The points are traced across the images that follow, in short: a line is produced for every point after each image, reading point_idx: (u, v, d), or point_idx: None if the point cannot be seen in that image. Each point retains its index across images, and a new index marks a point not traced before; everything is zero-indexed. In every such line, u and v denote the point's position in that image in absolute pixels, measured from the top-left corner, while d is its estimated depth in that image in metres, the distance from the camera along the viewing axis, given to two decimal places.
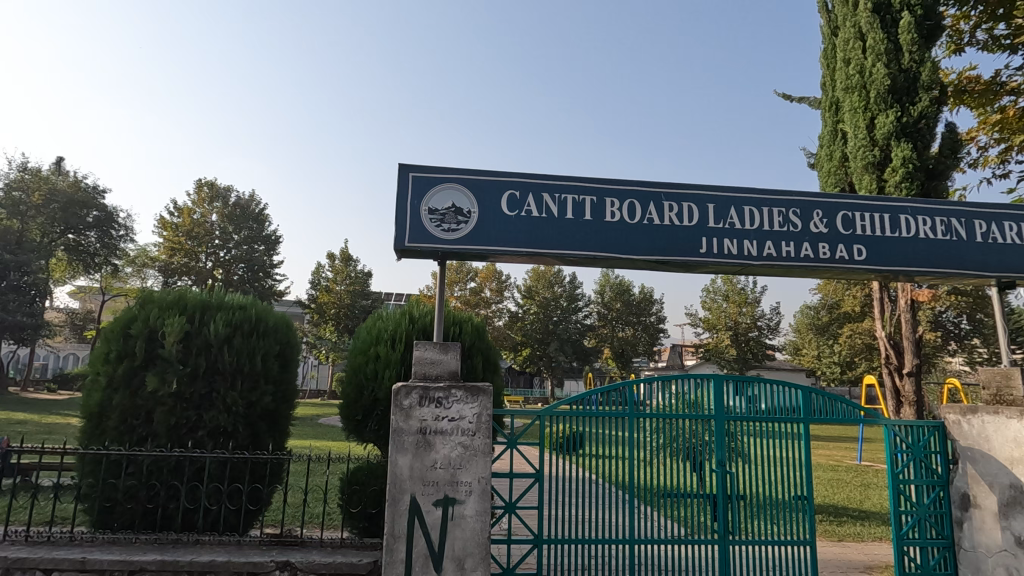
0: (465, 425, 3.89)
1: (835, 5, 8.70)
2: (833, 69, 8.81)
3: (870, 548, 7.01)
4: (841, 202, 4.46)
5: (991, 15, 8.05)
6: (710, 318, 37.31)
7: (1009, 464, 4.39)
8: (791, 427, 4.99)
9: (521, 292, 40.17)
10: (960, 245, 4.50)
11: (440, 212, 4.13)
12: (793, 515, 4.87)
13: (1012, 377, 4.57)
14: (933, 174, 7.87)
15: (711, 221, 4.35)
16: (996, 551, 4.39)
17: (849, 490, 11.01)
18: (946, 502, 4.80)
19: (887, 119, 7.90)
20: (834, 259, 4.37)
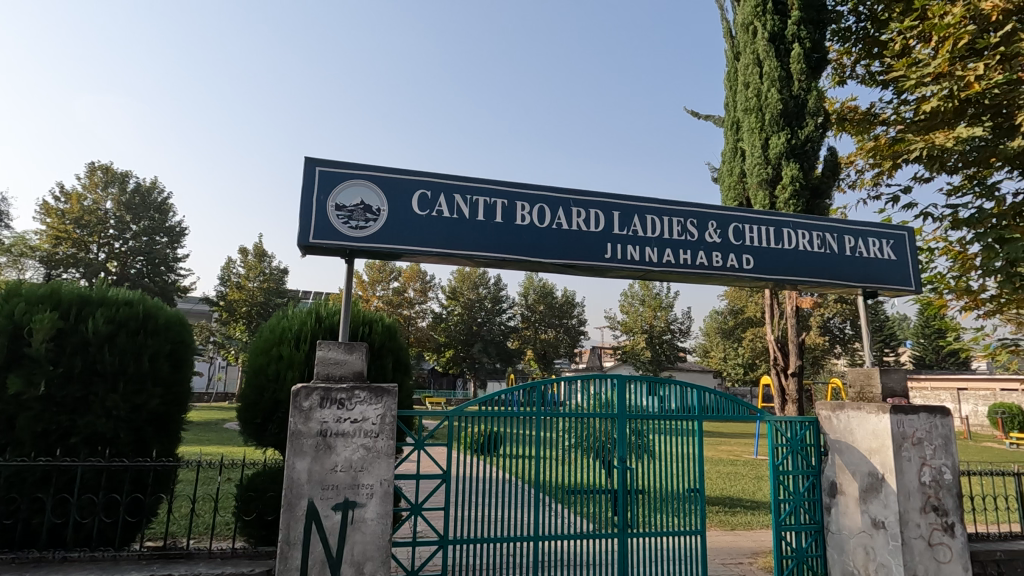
0: (368, 426, 3.81)
1: (738, 32, 9.39)
2: (735, 92, 9.51)
3: (757, 535, 7.61)
4: (732, 214, 4.81)
5: (867, 52, 8.99)
6: (628, 322, 38.80)
7: (868, 454, 4.86)
8: (687, 424, 5.29)
9: (445, 293, 39.97)
10: (832, 258, 5.00)
11: (348, 209, 4.02)
12: (686, 507, 5.17)
13: (872, 376, 5.13)
14: (817, 193, 8.58)
15: (616, 228, 4.54)
16: (856, 533, 4.88)
17: (744, 483, 11.86)
18: (817, 490, 5.31)
19: (779, 140, 8.58)
20: (726, 267, 4.70)
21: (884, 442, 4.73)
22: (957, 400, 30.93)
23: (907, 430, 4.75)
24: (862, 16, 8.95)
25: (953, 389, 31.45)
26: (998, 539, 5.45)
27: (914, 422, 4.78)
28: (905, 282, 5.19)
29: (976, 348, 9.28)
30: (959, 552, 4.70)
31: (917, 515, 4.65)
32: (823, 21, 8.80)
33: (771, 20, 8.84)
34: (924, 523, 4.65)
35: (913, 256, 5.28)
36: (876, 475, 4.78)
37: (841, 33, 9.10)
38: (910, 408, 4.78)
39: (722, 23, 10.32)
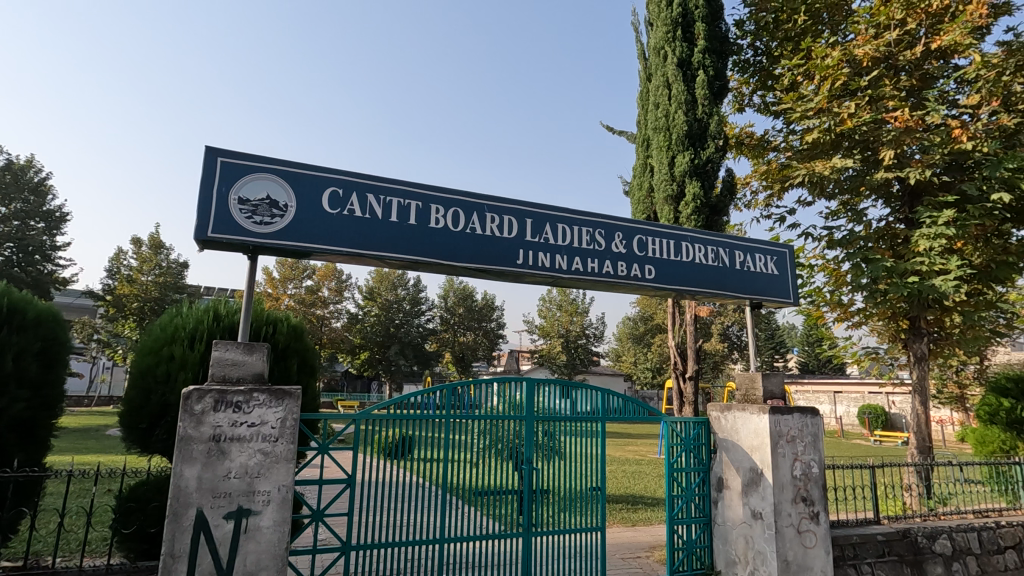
0: (267, 430, 3.66)
1: (651, 54, 9.98)
2: (647, 110, 10.09)
3: (654, 530, 8.07)
4: (637, 227, 5.10)
5: (762, 84, 9.84)
6: (545, 326, 39.65)
7: (750, 451, 5.32)
8: (591, 425, 5.53)
9: (362, 293, 38.88)
10: (724, 271, 5.44)
11: (252, 204, 3.84)
12: (588, 504, 5.40)
13: (755, 380, 5.62)
14: (716, 210, 9.25)
15: (528, 235, 4.67)
16: (739, 524, 5.33)
17: (646, 481, 12.52)
18: (707, 485, 5.73)
19: (683, 159, 9.16)
20: (630, 275, 4.97)
21: (763, 440, 5.19)
22: (833, 402, 34.44)
23: (783, 428, 5.24)
24: (758, 51, 9.80)
25: (830, 392, 34.99)
26: (855, 525, 6.15)
27: (789, 422, 5.28)
28: (786, 295, 5.74)
29: (846, 355, 10.43)
30: (822, 536, 5.27)
31: (789, 505, 5.14)
32: (724, 52, 9.54)
33: (680, 47, 9.48)
34: (795, 512, 5.16)
35: (792, 272, 5.86)
36: (756, 470, 5.24)
37: (741, 64, 9.90)
38: (786, 409, 5.28)
39: (637, 45, 10.91)
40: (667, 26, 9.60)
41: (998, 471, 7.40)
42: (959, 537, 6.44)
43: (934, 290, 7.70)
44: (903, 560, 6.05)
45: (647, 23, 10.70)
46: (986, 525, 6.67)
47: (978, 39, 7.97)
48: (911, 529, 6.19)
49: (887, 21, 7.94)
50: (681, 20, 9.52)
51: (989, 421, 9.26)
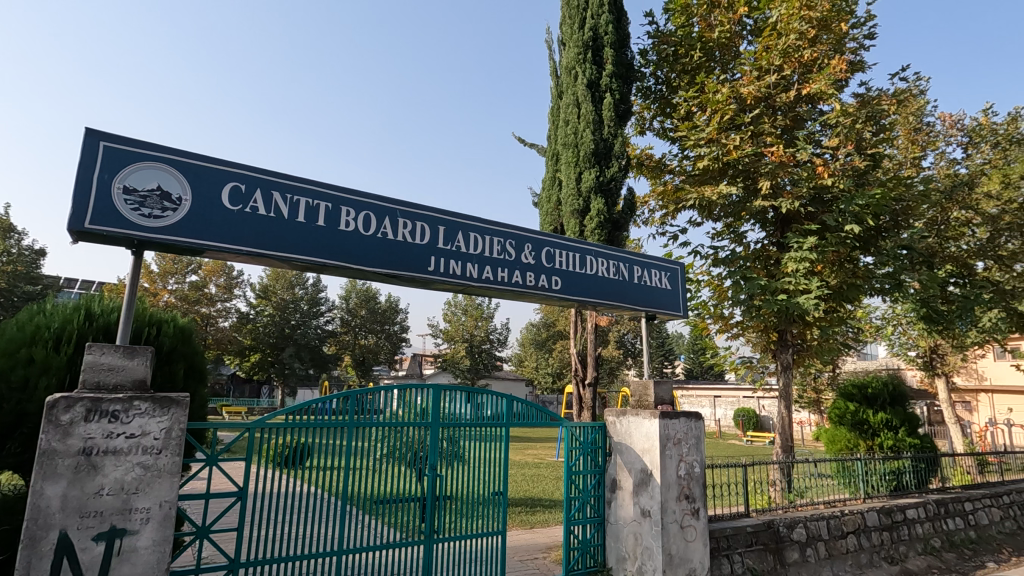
0: (149, 442, 3.37)
1: (563, 73, 10.39)
2: (558, 126, 10.51)
3: (552, 531, 8.36)
4: (546, 240, 5.30)
5: (661, 111, 10.59)
6: (450, 330, 39.54)
7: (641, 453, 5.70)
8: (494, 430, 5.64)
9: (254, 292, 36.48)
10: (624, 284, 5.80)
11: (139, 194, 3.52)
12: (490, 509, 5.51)
13: (648, 387, 6.04)
14: (617, 225, 9.80)
15: (440, 242, 4.70)
16: (629, 522, 5.67)
17: (544, 484, 12.91)
18: (602, 486, 6.05)
19: (590, 175, 9.62)
20: (537, 286, 5.15)
21: (653, 443, 5.58)
22: (713, 405, 37.56)
23: (671, 432, 5.68)
24: (659, 80, 10.55)
25: (711, 396, 38.17)
26: (729, 518, 6.78)
27: (676, 426, 5.73)
28: (676, 308, 6.24)
29: (725, 363, 11.47)
30: (700, 530, 5.78)
31: (673, 503, 5.56)
32: (629, 78, 10.16)
33: (589, 69, 9.95)
34: (678, 509, 5.60)
35: (683, 287, 6.38)
36: (646, 471, 5.62)
37: (644, 91, 10.60)
38: (673, 414, 5.73)
39: (549, 63, 11.35)
40: (578, 48, 10.06)
41: (844, 465, 8.50)
42: (812, 525, 7.33)
43: (799, 306, 8.70)
44: (767, 548, 6.76)
45: (559, 42, 11.14)
46: (834, 514, 7.63)
47: (839, 90, 9.15)
48: (774, 520, 6.94)
49: (768, 66, 8.90)
50: (592, 43, 10.07)
51: (838, 421, 10.58)
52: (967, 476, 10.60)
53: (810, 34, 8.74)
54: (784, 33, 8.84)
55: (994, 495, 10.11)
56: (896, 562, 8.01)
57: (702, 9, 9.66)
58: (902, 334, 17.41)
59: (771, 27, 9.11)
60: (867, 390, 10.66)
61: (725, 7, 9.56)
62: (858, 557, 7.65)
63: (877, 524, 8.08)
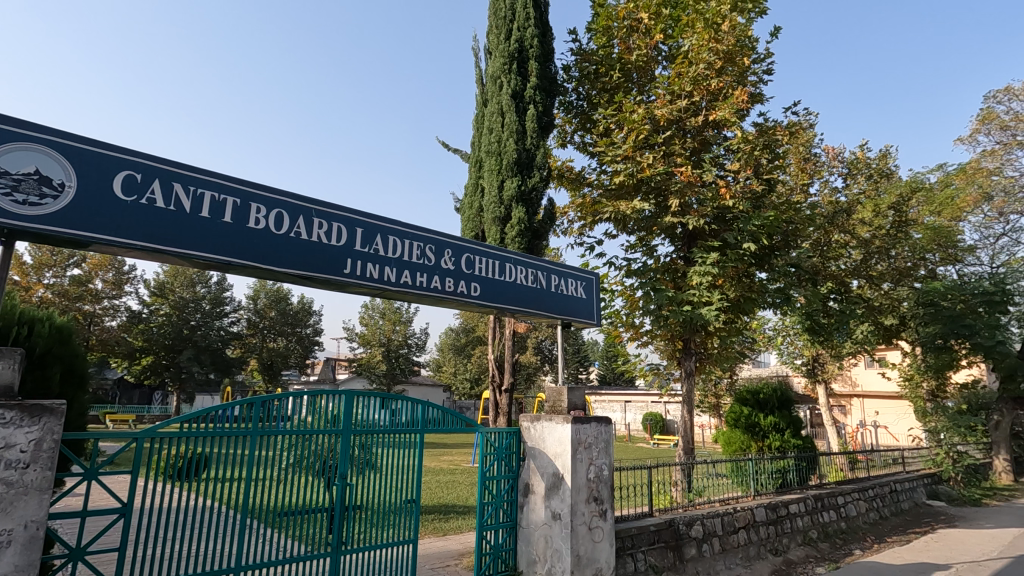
0: (14, 455, 3.01)
1: (488, 81, 10.50)
2: (482, 133, 10.59)
3: (464, 538, 8.33)
4: (466, 246, 5.32)
5: (582, 126, 10.97)
6: (366, 334, 38.44)
7: (553, 457, 5.84)
8: (409, 436, 5.55)
9: (149, 289, 33.54)
10: (541, 292, 5.94)
11: (13, 178, 3.14)
12: (402, 517, 5.42)
13: (561, 393, 6.19)
14: (537, 234, 9.98)
15: (358, 244, 4.58)
16: (541, 525, 5.79)
17: (458, 490, 12.82)
18: (514, 490, 6.12)
19: (512, 184, 9.74)
20: (456, 292, 5.15)
21: (565, 447, 5.74)
22: (624, 410, 39.27)
23: (582, 436, 5.87)
24: (580, 96, 10.93)
25: (621, 401, 39.88)
26: (634, 518, 7.10)
27: (586, 430, 5.93)
28: (590, 316, 6.48)
29: (635, 369, 12.02)
30: (607, 531, 6.00)
31: (583, 505, 5.74)
32: (552, 91, 10.44)
33: (513, 79, 10.14)
34: (587, 511, 5.78)
35: (596, 296, 6.64)
36: (557, 475, 5.76)
37: (566, 105, 10.93)
38: (585, 419, 5.92)
39: (475, 70, 11.43)
40: (504, 58, 10.23)
41: (738, 465, 9.19)
42: (708, 521, 7.84)
43: (702, 317, 9.31)
44: (668, 545, 7.14)
45: (485, 50, 11.24)
46: (727, 511, 8.20)
47: (741, 118, 9.93)
48: (675, 519, 7.35)
49: (680, 91, 9.50)
50: (517, 55, 10.28)
51: (734, 424, 11.40)
52: (840, 473, 11.78)
53: (717, 64, 9.39)
54: (694, 61, 9.46)
55: (862, 489, 11.31)
56: (779, 553, 8.74)
57: (622, 32, 10.16)
58: (790, 344, 19.12)
59: (683, 54, 9.72)
60: (759, 395, 11.58)
61: (643, 31, 10.10)
62: (747, 551, 8.26)
63: (764, 519, 8.78)
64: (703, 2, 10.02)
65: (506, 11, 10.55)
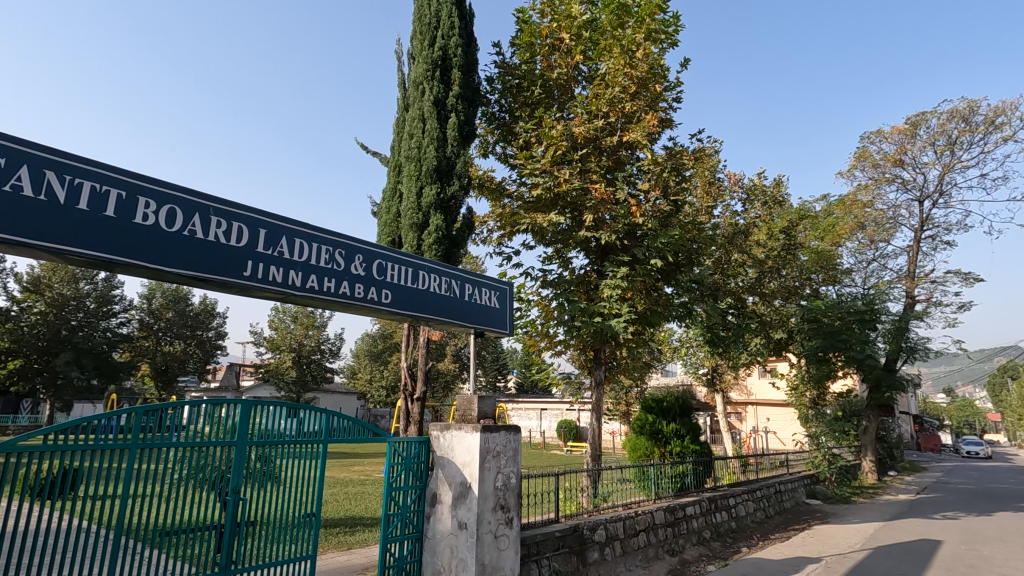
0: None
1: (410, 86, 10.40)
2: (402, 137, 10.48)
3: (370, 551, 8.09)
4: (378, 252, 5.22)
5: (503, 137, 11.14)
6: (275, 338, 36.49)
7: (462, 466, 5.83)
8: (311, 447, 5.29)
9: (21, 284, 29.99)
10: (454, 300, 5.94)
11: None
12: (300, 532, 5.18)
13: (472, 401, 6.20)
14: (455, 242, 9.95)
15: (260, 246, 4.36)
16: (446, 536, 5.75)
17: (368, 502, 12.44)
18: (421, 501, 6.05)
19: (431, 191, 9.68)
20: (366, 298, 5.03)
21: (473, 456, 5.76)
22: (540, 417, 39.99)
23: (491, 445, 5.91)
24: (502, 108, 11.11)
25: (538, 409, 40.57)
26: (540, 525, 7.23)
27: (496, 439, 5.98)
28: (503, 325, 6.57)
29: (549, 378, 12.30)
30: (512, 538, 6.07)
31: (489, 513, 5.78)
32: (475, 102, 10.53)
33: (435, 86, 10.13)
34: (493, 520, 5.82)
35: (510, 306, 6.75)
36: (465, 484, 5.76)
37: (488, 115, 11.05)
38: (494, 428, 5.97)
39: (398, 73, 11.30)
40: (427, 65, 10.22)
41: (641, 471, 9.65)
42: (611, 526, 8.13)
43: (611, 328, 9.71)
44: (573, 550, 7.33)
45: (409, 55, 11.16)
46: (629, 515, 8.55)
47: (652, 141, 10.49)
48: (580, 524, 7.56)
49: (597, 111, 9.90)
50: (440, 63, 10.30)
51: (640, 431, 11.95)
52: (733, 475, 12.63)
53: (631, 89, 9.88)
54: (611, 84, 9.90)
55: (750, 490, 12.21)
56: (676, 553, 9.24)
57: (545, 49, 10.48)
58: (692, 355, 20.39)
59: (601, 76, 10.15)
60: (663, 403, 12.22)
61: (565, 51, 10.47)
62: (647, 552, 8.66)
63: (663, 521, 9.25)
64: (621, 29, 10.50)
65: (431, 17, 10.55)
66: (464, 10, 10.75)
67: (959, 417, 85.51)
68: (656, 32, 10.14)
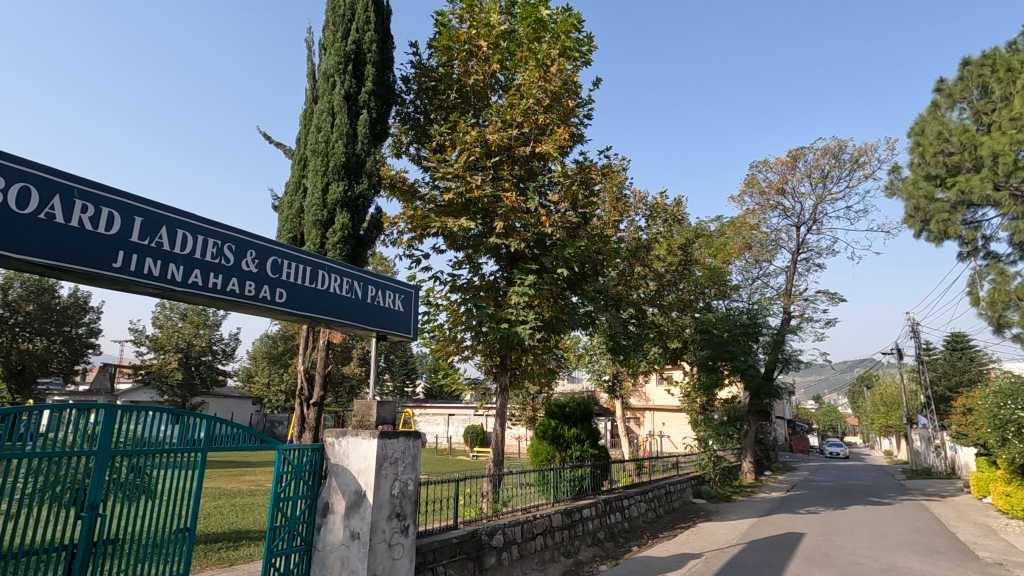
0: None
1: (320, 77, 10.01)
2: (309, 130, 10.06)
3: (254, 568, 7.58)
4: (273, 248, 4.94)
5: (417, 139, 11.04)
6: (159, 337, 33.33)
7: (357, 473, 5.63)
8: (187, 456, 4.83)
9: None
10: (356, 302, 5.75)
11: None
12: (171, 549, 4.72)
13: (371, 407, 6.01)
14: (361, 242, 9.70)
15: (135, 236, 3.96)
16: (337, 547, 5.53)
17: (256, 514, 11.65)
18: (312, 511, 5.76)
19: (337, 188, 9.35)
20: (257, 297, 4.72)
21: (370, 463, 5.59)
22: (447, 423, 39.70)
23: (389, 451, 5.75)
24: (417, 109, 11.02)
25: (445, 414, 40.24)
26: (437, 532, 7.15)
27: (394, 445, 5.82)
28: (406, 330, 6.46)
29: (456, 384, 12.25)
30: (407, 547, 5.94)
31: (384, 522, 5.62)
32: (388, 100, 10.31)
33: (347, 80, 9.83)
34: (388, 529, 5.67)
35: (414, 310, 6.67)
36: (360, 492, 5.57)
37: (402, 115, 10.91)
38: (393, 434, 5.82)
39: (308, 63, 10.85)
40: (339, 57, 9.88)
41: (542, 475, 9.86)
42: (509, 531, 8.20)
43: (517, 334, 9.88)
44: (469, 557, 7.32)
45: (320, 45, 10.75)
46: (527, 519, 8.68)
47: (563, 154, 10.83)
48: (478, 530, 7.57)
49: (511, 120, 10.06)
50: (353, 56, 10.01)
51: (542, 436, 12.21)
52: (628, 478, 13.25)
53: (545, 102, 10.14)
54: (526, 95, 10.11)
55: (643, 492, 12.86)
56: (571, 555, 9.49)
57: (462, 55, 10.52)
58: (595, 362, 21.19)
59: (516, 87, 10.34)
60: (565, 409, 12.54)
61: (482, 58, 10.56)
62: (543, 555, 8.83)
63: (560, 524, 9.47)
64: (537, 42, 10.74)
65: (346, 9, 10.22)
66: (381, 6, 10.52)
67: (824, 422, 95.82)
68: (570, 50, 10.45)
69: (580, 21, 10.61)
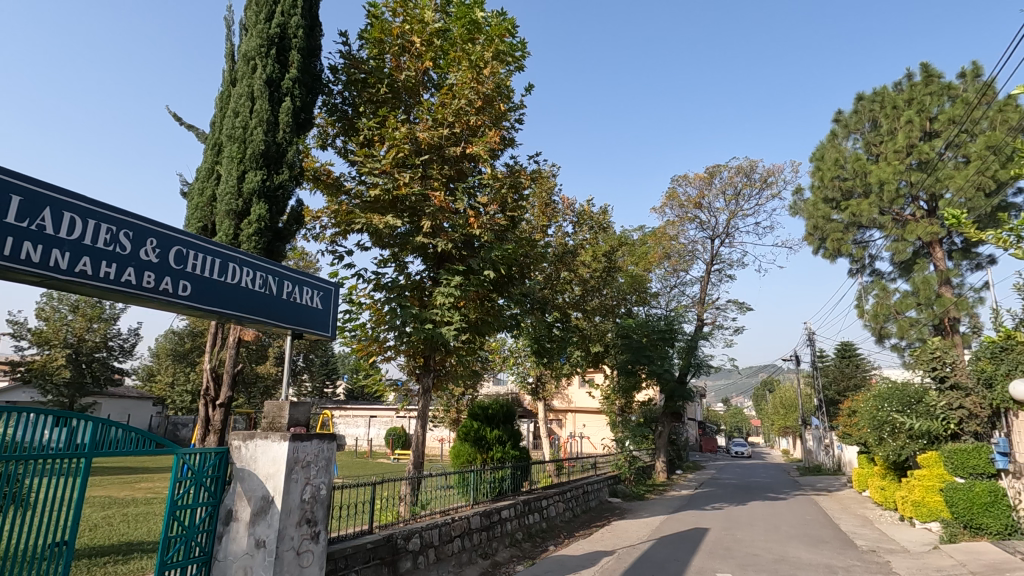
0: None
1: (240, 59, 9.47)
2: (225, 114, 9.49)
3: None
4: (176, 237, 4.59)
5: (344, 131, 10.71)
6: (44, 331, 30.08)
7: (264, 478, 5.34)
8: (69, 463, 4.35)
9: None
10: (269, 298, 5.45)
11: None
12: (47, 567, 4.21)
13: (283, 408, 5.72)
14: (280, 236, 9.36)
15: (11, 216, 3.54)
16: (240, 556, 5.22)
17: (152, 524, 10.78)
18: (213, 520, 5.41)
19: (255, 177, 8.91)
20: (156, 289, 4.37)
21: (279, 467, 5.32)
22: (368, 425, 38.66)
23: (300, 454, 5.48)
24: (345, 101, 10.71)
25: (367, 416, 39.17)
26: (351, 538, 6.92)
27: (306, 448, 5.57)
28: (324, 328, 6.21)
29: (377, 385, 11.95)
30: (317, 554, 5.70)
31: (292, 529, 5.37)
32: (315, 89, 9.88)
33: (269, 65, 9.33)
34: (297, 535, 5.42)
35: (333, 308, 6.43)
36: (267, 498, 5.29)
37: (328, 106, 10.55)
38: (306, 436, 5.57)
39: (226, 43, 10.24)
40: (261, 40, 9.40)
41: (462, 477, 9.82)
42: (425, 534, 8.08)
43: (441, 335, 9.78)
44: (383, 562, 7.14)
45: (241, 26, 10.18)
46: (445, 521, 8.59)
47: (493, 157, 10.87)
48: (393, 534, 7.40)
49: (442, 120, 9.98)
50: (277, 41, 9.56)
51: (464, 438, 12.11)
52: (548, 479, 13.48)
53: (477, 104, 10.13)
54: (457, 96, 10.05)
55: (561, 492, 13.12)
56: (488, 556, 9.51)
57: (394, 49, 10.32)
58: (520, 364, 21.40)
59: (448, 86, 10.25)
60: (488, 411, 12.54)
61: (415, 54, 10.40)
62: (460, 557, 8.78)
63: (478, 526, 9.46)
64: (472, 43, 10.72)
65: None
66: None
67: (731, 423, 102.36)
68: (504, 54, 10.49)
69: (514, 26, 10.70)
